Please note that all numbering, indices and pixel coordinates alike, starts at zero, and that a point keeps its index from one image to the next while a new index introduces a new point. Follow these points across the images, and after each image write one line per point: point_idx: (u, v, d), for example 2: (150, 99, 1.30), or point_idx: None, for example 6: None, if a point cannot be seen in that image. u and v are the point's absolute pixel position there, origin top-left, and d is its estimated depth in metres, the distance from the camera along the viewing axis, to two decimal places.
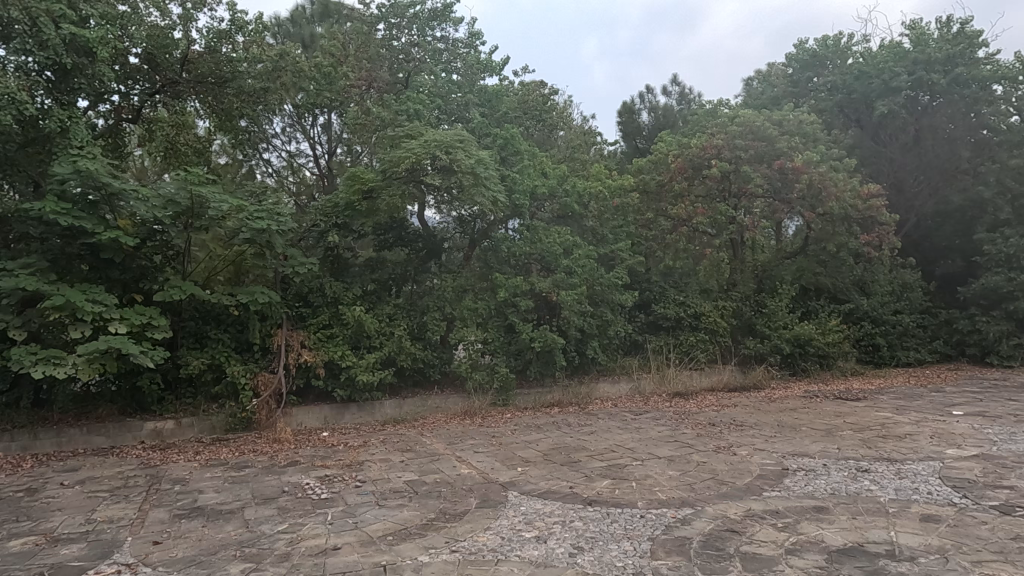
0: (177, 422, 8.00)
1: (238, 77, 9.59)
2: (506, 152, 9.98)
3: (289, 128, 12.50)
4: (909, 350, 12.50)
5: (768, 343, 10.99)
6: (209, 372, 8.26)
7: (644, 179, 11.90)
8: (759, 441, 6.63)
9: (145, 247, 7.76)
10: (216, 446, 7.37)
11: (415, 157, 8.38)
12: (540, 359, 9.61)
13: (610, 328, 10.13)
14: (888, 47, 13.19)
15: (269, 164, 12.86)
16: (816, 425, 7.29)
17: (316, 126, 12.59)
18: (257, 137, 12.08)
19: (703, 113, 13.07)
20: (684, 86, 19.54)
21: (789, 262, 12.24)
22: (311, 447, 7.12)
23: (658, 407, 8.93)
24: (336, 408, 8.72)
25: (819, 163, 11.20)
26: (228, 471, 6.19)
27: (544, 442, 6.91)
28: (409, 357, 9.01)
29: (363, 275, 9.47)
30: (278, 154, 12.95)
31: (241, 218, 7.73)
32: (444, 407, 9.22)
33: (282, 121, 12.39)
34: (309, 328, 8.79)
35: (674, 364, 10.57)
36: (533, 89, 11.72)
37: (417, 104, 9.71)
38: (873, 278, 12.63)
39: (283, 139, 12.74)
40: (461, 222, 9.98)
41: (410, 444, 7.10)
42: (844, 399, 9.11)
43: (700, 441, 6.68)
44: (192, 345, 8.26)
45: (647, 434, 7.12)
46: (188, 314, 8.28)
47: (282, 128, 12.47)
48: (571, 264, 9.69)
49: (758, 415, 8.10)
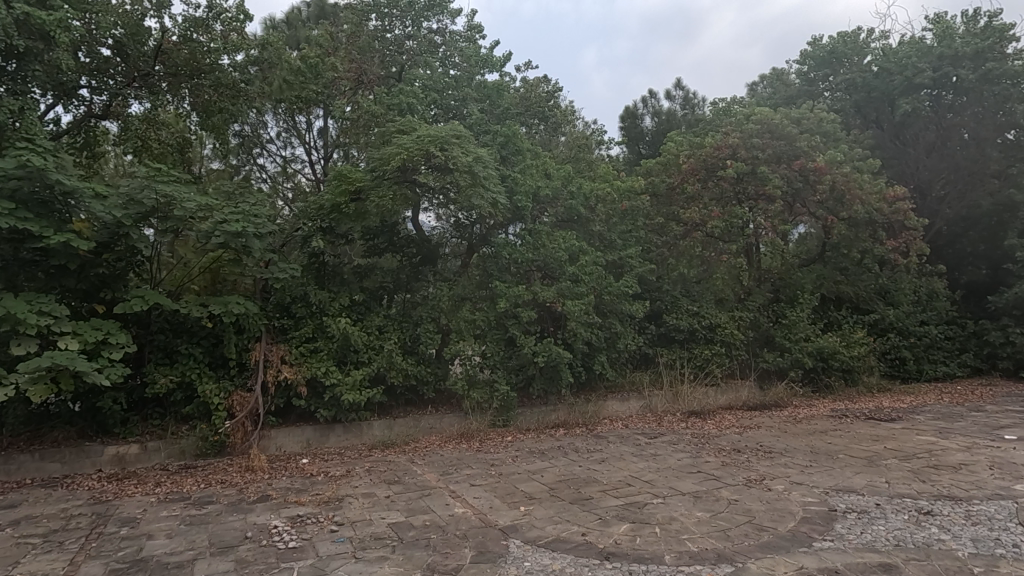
0: (142, 446, 7.22)
1: (217, 69, 8.95)
2: (506, 151, 9.23)
3: (285, 132, 11.84)
4: (937, 364, 11.70)
5: (789, 357, 10.23)
6: (179, 390, 7.50)
7: (653, 181, 11.22)
8: (793, 473, 5.82)
9: (106, 252, 6.97)
10: (182, 475, 6.59)
11: (407, 154, 7.69)
12: (544, 375, 8.81)
13: (619, 341, 9.34)
14: (911, 43, 12.48)
15: (263, 170, 12.18)
16: (855, 453, 6.50)
17: (312, 129, 11.87)
18: (251, 141, 11.63)
19: (715, 110, 12.34)
20: (689, 90, 18.84)
21: (808, 270, 11.48)
22: (287, 478, 6.33)
23: (674, 429, 8.14)
24: (321, 429, 7.94)
25: (841, 164, 10.48)
26: (187, 509, 5.38)
27: (549, 472, 6.12)
28: (400, 374, 8.23)
29: (351, 283, 8.72)
30: (273, 159, 12.25)
31: (213, 222, 6.99)
32: (438, 428, 8.41)
33: (277, 124, 11.78)
34: (291, 341, 8.01)
35: (689, 380, 9.79)
36: (536, 84, 11.00)
37: (408, 96, 8.93)
38: (897, 287, 11.85)
39: (279, 144, 12.08)
40: (459, 225, 9.23)
41: (399, 474, 6.31)
42: (877, 420, 8.31)
43: (728, 472, 5.88)
44: (160, 360, 7.50)
45: (666, 462, 6.31)
46: (156, 327, 7.51)
47: (277, 133, 11.84)
48: (578, 271, 8.93)
49: (785, 439, 7.32)
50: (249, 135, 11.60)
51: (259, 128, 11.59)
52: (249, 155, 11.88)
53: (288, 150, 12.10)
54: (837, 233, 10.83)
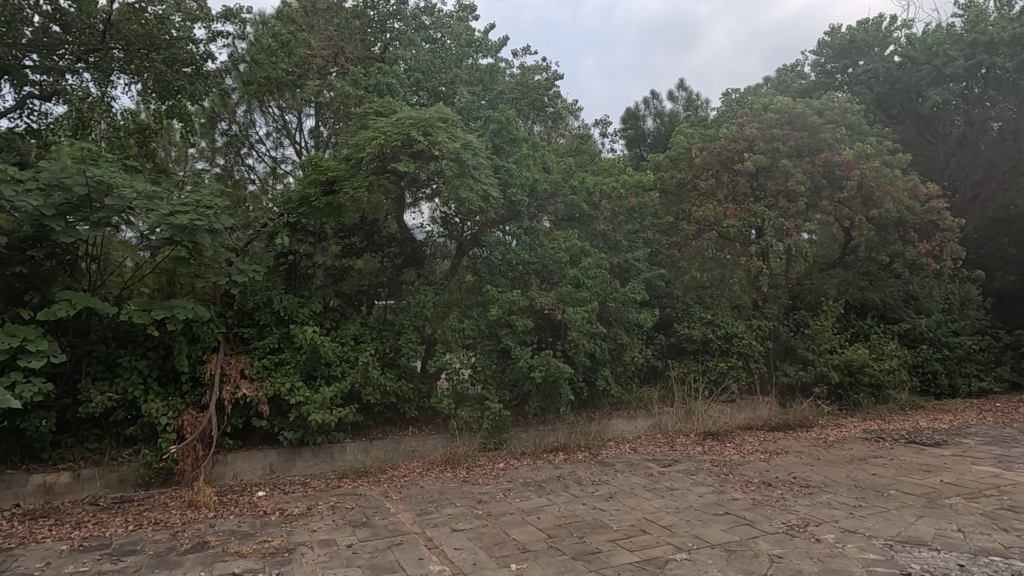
0: (74, 474, 6.21)
1: (175, 45, 8.11)
2: (500, 140, 8.26)
3: (275, 132, 11.01)
4: (971, 378, 10.74)
5: (812, 371, 9.25)
6: (121, 409, 6.49)
7: (662, 177, 10.29)
8: (841, 517, 4.81)
9: (32, 248, 5.96)
10: (115, 511, 5.57)
11: (385, 138, 6.69)
12: (542, 392, 7.80)
13: (625, 353, 8.34)
14: (940, 30, 11.52)
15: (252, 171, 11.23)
16: (909, 488, 5.50)
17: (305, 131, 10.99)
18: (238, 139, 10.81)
19: (727, 102, 11.34)
20: (691, 92, 17.90)
21: (829, 275, 10.54)
22: (236, 517, 5.31)
23: (690, 454, 7.16)
24: (285, 454, 6.95)
25: (870, 157, 9.51)
26: (99, 564, 4.33)
27: (547, 512, 5.12)
28: (377, 391, 7.26)
29: (325, 287, 7.78)
30: (262, 161, 11.29)
31: (159, 214, 6.03)
32: (422, 452, 7.42)
33: (269, 122, 10.95)
34: (253, 353, 7.02)
35: (703, 396, 8.80)
36: (532, 72, 9.89)
37: (389, 75, 7.97)
38: (927, 293, 10.88)
39: (269, 144, 11.14)
40: (448, 222, 8.25)
41: (368, 514, 5.28)
42: (922, 444, 7.30)
43: (763, 515, 4.89)
44: (99, 374, 6.49)
45: (686, 500, 5.32)
46: (96, 336, 6.51)
47: (267, 132, 11.03)
48: (580, 275, 7.88)
49: (821, 468, 6.33)
50: (237, 134, 10.80)
51: (249, 127, 10.77)
52: (236, 155, 10.94)
53: (279, 151, 11.20)
54: (863, 234, 9.88)
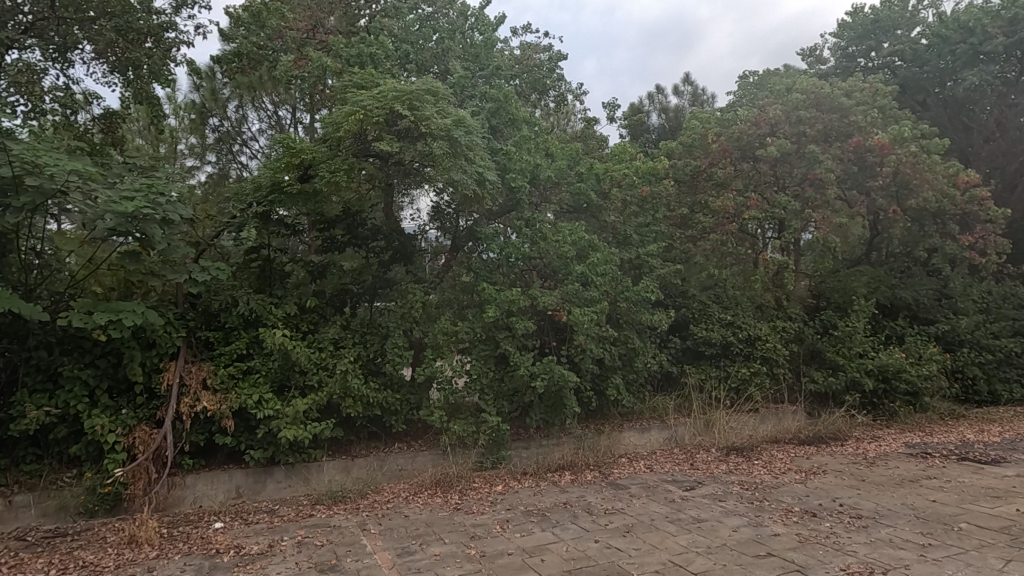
0: (5, 501, 5.32)
1: (130, 13, 7.34)
2: (498, 121, 7.43)
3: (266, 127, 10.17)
4: (1013, 384, 9.86)
5: (843, 377, 8.40)
6: (63, 426, 5.62)
7: (676, 165, 9.48)
8: (912, 562, 3.94)
9: None
10: (43, 548, 4.72)
11: (365, 114, 5.84)
12: (545, 402, 6.94)
13: (638, 359, 7.49)
14: (973, 7, 10.71)
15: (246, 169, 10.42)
16: (984, 521, 4.63)
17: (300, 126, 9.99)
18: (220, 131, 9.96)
19: (744, 87, 10.52)
20: (695, 85, 17.13)
21: (856, 273, 9.69)
22: (181, 558, 4.45)
23: (716, 474, 6.30)
24: (254, 475, 6.11)
25: (906, 141, 8.62)
26: None
27: (552, 553, 4.26)
28: (359, 403, 6.41)
29: (302, 287, 6.94)
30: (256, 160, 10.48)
31: (102, 200, 5.12)
32: (410, 471, 6.58)
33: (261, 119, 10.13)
34: (217, 360, 6.16)
35: (724, 406, 7.95)
36: (534, 50, 9.04)
37: (373, 46, 7.13)
38: (964, 291, 10.01)
39: (261, 140, 10.32)
40: (438, 212, 7.51)
41: (338, 555, 4.40)
42: (980, 461, 6.43)
43: (816, 559, 4.02)
44: (37, 384, 5.62)
45: (720, 536, 4.46)
46: (35, 342, 5.66)
47: (258, 127, 10.24)
48: (587, 272, 6.94)
49: (871, 493, 5.46)
50: (228, 131, 9.95)
51: (240, 123, 9.95)
52: (228, 154, 10.12)
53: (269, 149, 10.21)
54: (896, 226, 9.03)
